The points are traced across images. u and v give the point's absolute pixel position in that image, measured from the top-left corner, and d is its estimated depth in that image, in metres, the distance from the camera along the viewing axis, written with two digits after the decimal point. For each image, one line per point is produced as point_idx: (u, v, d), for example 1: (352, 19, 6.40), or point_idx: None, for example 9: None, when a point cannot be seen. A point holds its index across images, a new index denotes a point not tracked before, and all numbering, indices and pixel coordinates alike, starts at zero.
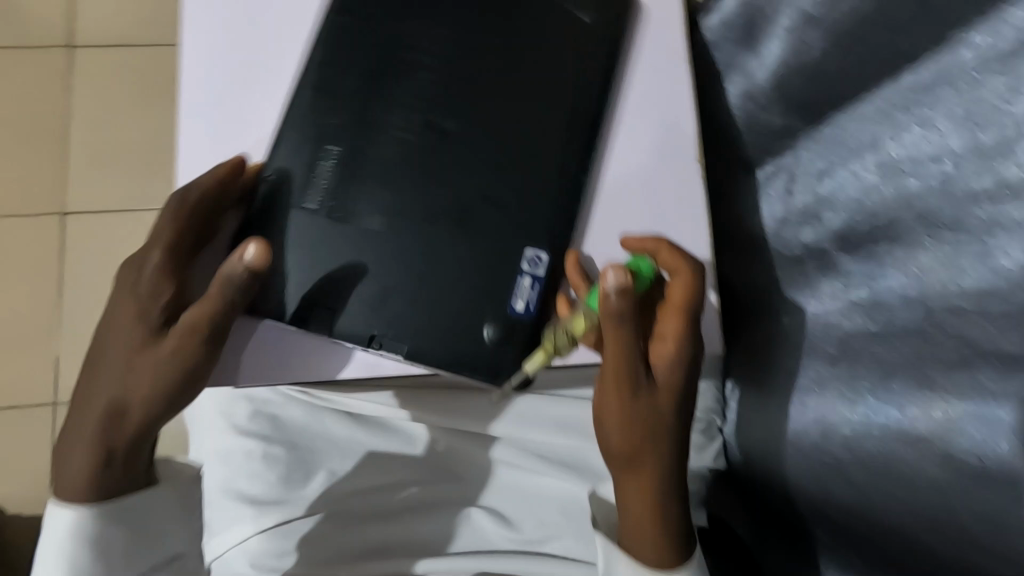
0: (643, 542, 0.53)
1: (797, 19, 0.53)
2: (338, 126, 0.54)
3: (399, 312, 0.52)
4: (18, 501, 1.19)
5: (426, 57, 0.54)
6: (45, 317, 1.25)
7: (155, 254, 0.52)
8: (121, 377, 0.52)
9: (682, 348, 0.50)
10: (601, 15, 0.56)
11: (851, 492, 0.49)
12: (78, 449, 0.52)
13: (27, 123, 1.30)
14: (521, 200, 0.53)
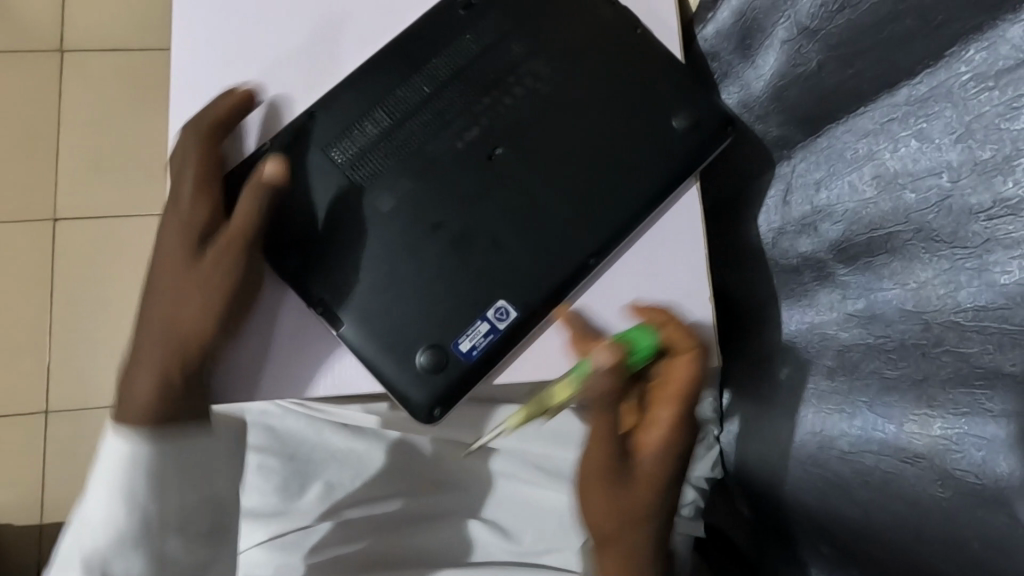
0: None
1: (792, 31, 0.52)
2: (396, 94, 0.54)
3: (365, 294, 0.51)
4: (10, 511, 1.18)
5: (528, 65, 0.54)
6: (35, 325, 1.24)
7: (185, 182, 0.51)
8: (173, 304, 0.50)
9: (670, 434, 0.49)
10: (693, 116, 0.54)
11: (854, 508, 0.49)
12: (141, 384, 0.50)
13: (15, 128, 1.29)
14: (533, 223, 0.52)
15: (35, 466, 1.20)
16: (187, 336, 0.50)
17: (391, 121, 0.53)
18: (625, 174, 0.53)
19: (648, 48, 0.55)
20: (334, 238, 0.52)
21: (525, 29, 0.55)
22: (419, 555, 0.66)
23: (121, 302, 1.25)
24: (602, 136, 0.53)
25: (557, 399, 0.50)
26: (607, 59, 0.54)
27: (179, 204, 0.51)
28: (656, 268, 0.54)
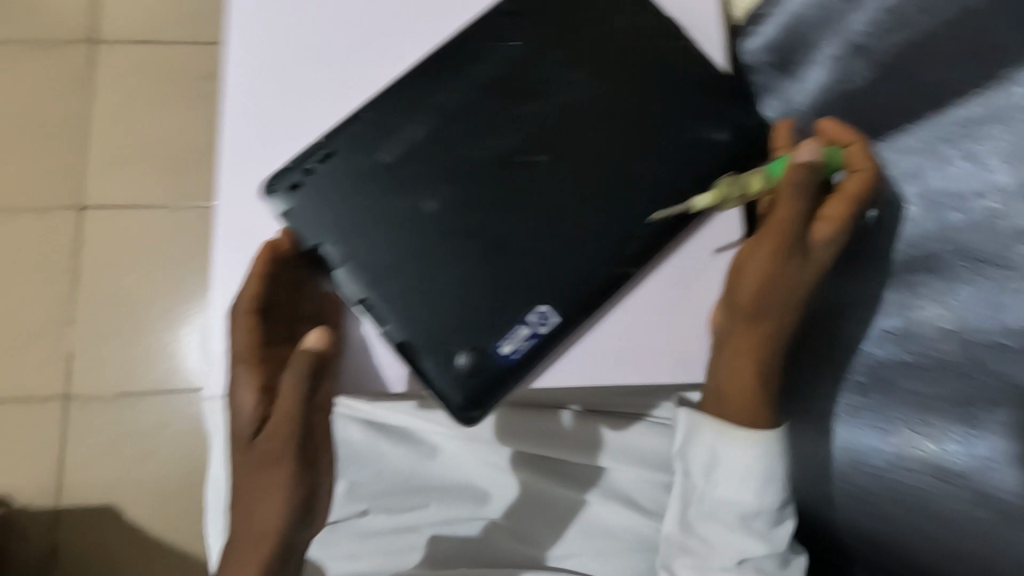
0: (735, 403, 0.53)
1: (844, 48, 0.52)
2: (438, 97, 0.54)
3: (406, 292, 0.51)
4: (27, 493, 1.20)
5: (569, 77, 0.54)
6: (58, 310, 1.25)
7: (239, 365, 0.50)
8: (255, 495, 0.50)
9: (840, 236, 0.48)
10: (737, 132, 0.54)
11: (880, 524, 0.51)
12: (240, 573, 0.51)
13: (45, 116, 1.30)
14: (575, 232, 0.51)
15: (55, 450, 1.21)
16: (273, 527, 0.50)
17: (434, 123, 0.53)
18: (664, 190, 0.52)
19: (694, 65, 0.55)
20: (377, 236, 0.51)
21: (568, 39, 0.55)
22: (447, 552, 0.69)
23: (143, 292, 1.26)
24: (645, 149, 0.53)
25: (753, 186, 0.50)
26: (649, 72, 0.55)
27: (235, 397, 0.50)
28: (690, 281, 0.54)
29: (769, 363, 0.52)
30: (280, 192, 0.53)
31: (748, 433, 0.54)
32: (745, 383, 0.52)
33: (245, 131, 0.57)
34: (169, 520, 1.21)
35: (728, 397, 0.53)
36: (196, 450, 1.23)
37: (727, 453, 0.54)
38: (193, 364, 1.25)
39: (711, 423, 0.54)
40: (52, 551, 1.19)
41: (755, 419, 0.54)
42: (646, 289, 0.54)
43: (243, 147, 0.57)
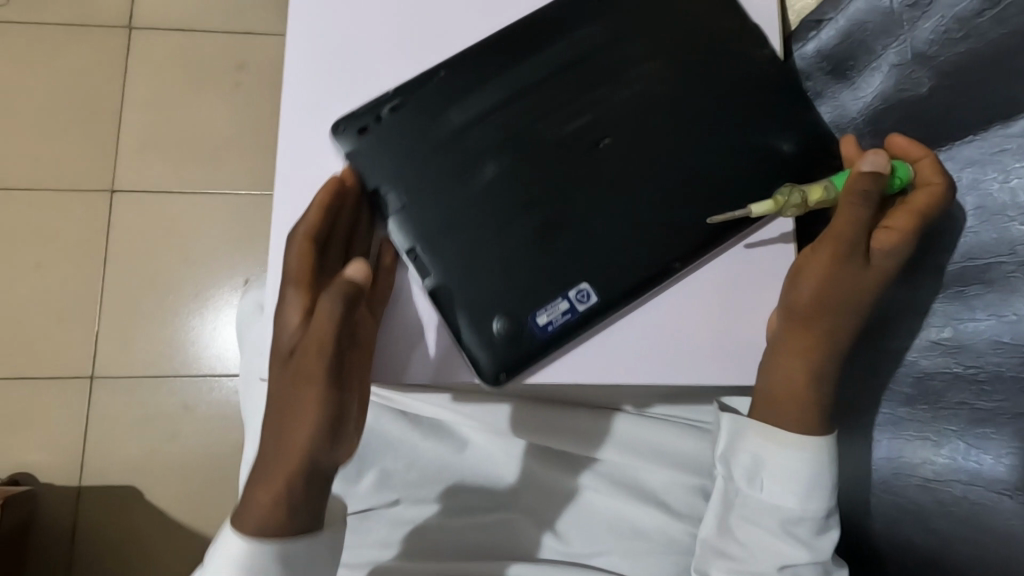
0: (784, 412, 0.53)
1: (906, 55, 0.50)
2: (511, 71, 0.54)
3: (455, 257, 0.51)
4: (49, 470, 1.21)
5: (640, 64, 0.54)
6: (87, 291, 1.26)
7: (287, 286, 0.50)
8: (278, 415, 0.48)
9: (903, 246, 0.47)
10: (802, 143, 0.53)
11: (929, 538, 0.49)
12: (258, 493, 0.49)
13: (80, 100, 1.32)
14: (623, 218, 0.52)
15: (78, 430, 1.22)
16: (292, 451, 0.47)
17: (504, 94, 0.54)
18: (723, 192, 0.52)
19: (757, 64, 0.55)
20: (432, 196, 0.52)
21: (639, 30, 0.55)
22: (471, 547, 0.67)
23: (170, 276, 1.28)
24: (704, 146, 0.53)
25: (816, 196, 0.50)
26: (717, 67, 0.54)
27: (277, 314, 0.50)
28: (742, 284, 0.55)
29: (823, 372, 0.51)
30: (348, 133, 0.54)
31: (797, 438, 0.53)
32: (795, 386, 0.51)
33: (299, 116, 0.57)
34: (188, 502, 1.22)
35: (779, 402, 0.52)
36: (217, 435, 1.24)
37: (771, 454, 0.54)
38: (216, 349, 1.27)
39: (758, 425, 0.54)
40: (72, 530, 1.20)
41: (804, 427, 0.53)
42: (700, 288, 0.54)
43: (298, 132, 0.57)
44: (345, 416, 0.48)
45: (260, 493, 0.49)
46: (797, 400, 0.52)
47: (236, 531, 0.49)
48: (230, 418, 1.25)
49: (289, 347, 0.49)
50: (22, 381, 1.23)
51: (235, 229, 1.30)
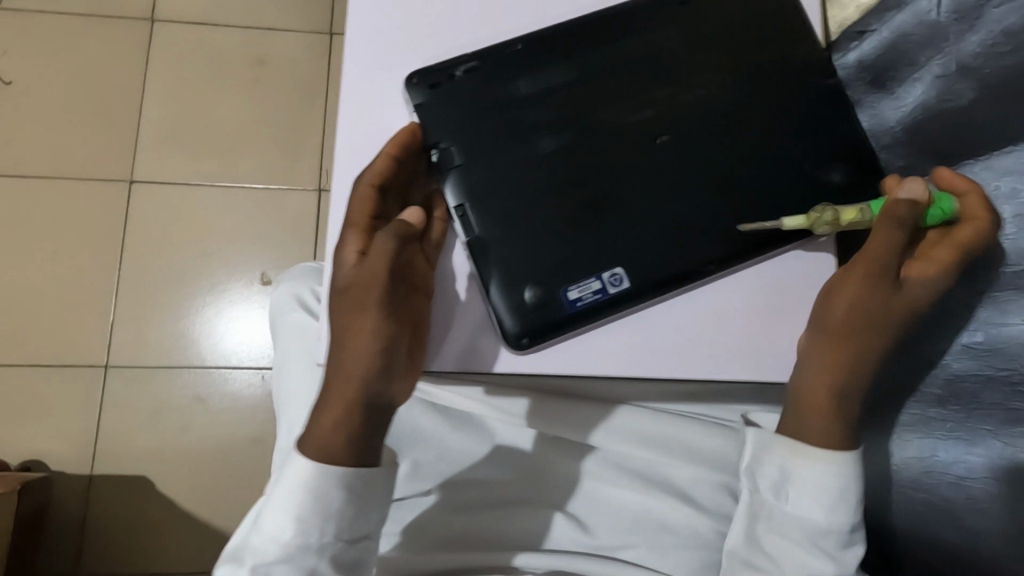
0: (810, 425, 0.53)
1: (950, 67, 0.52)
2: (589, 50, 0.53)
3: (497, 224, 0.51)
4: (60, 460, 1.19)
5: (712, 66, 0.53)
6: (102, 280, 1.25)
7: (346, 228, 0.52)
8: (336, 346, 0.51)
9: (939, 278, 0.49)
10: (852, 175, 0.52)
11: (961, 534, 0.51)
12: (319, 418, 0.52)
13: (99, 89, 1.31)
14: (665, 209, 0.51)
15: (90, 419, 1.21)
16: (351, 379, 0.50)
17: (576, 74, 0.53)
18: (766, 199, 0.51)
19: (826, 70, 0.54)
20: (485, 160, 0.52)
21: (712, 29, 0.54)
22: (493, 536, 0.69)
23: (187, 267, 1.27)
24: (758, 156, 0.52)
25: (850, 215, 0.49)
26: (783, 75, 0.53)
27: (336, 253, 0.52)
28: (786, 286, 0.54)
29: (855, 388, 0.52)
30: (419, 87, 0.53)
31: (830, 453, 0.52)
32: (825, 401, 0.52)
33: (344, 98, 0.56)
34: (200, 494, 1.20)
35: (805, 414, 0.53)
36: (230, 427, 1.23)
37: (798, 468, 0.53)
38: (231, 342, 1.25)
39: (787, 439, 0.54)
40: (81, 520, 1.18)
41: (832, 439, 0.52)
42: (744, 288, 0.54)
43: (347, 114, 0.56)
44: (401, 347, 0.50)
45: (322, 417, 0.52)
46: (823, 415, 0.52)
47: (299, 452, 0.53)
48: (243, 411, 1.23)
49: (346, 283, 0.51)
50: (35, 368, 1.22)
51: (253, 221, 1.28)
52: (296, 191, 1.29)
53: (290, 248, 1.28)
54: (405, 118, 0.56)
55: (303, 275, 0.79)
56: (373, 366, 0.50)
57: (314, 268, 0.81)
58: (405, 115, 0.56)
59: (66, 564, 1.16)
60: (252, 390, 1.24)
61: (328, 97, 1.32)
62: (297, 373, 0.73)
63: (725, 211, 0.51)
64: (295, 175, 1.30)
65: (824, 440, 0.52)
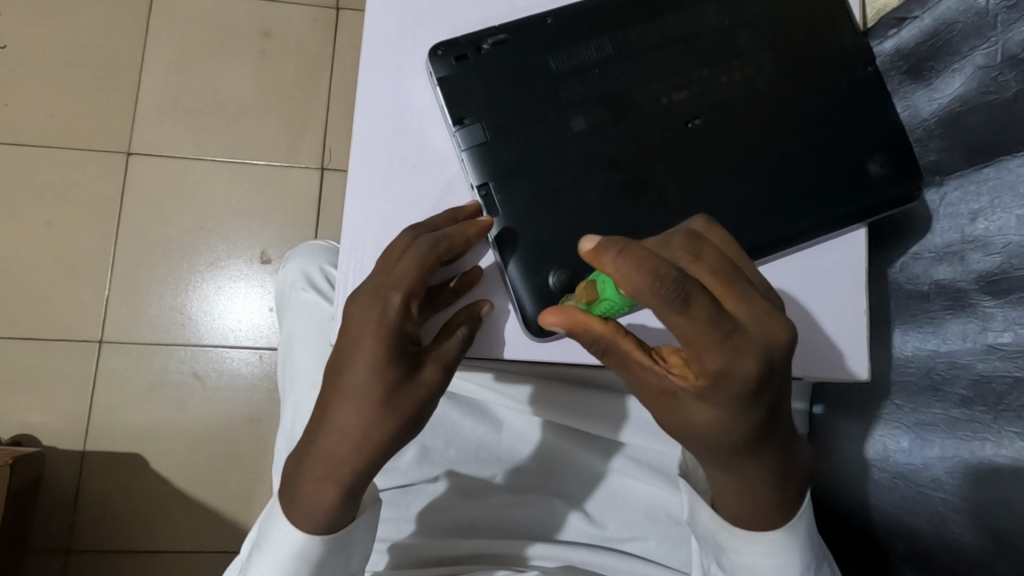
0: (727, 500, 0.50)
1: (995, 58, 0.50)
2: (626, 27, 0.51)
3: (523, 206, 0.49)
4: (53, 434, 1.17)
5: (753, 48, 0.51)
6: (99, 253, 1.22)
7: (396, 298, 0.46)
8: (366, 424, 0.46)
9: (716, 379, 0.39)
10: (892, 167, 0.51)
11: (983, 538, 0.50)
12: (314, 483, 0.49)
13: (98, 57, 1.27)
14: (699, 195, 0.49)
15: (83, 393, 1.19)
16: (372, 454, 0.47)
17: (611, 50, 0.51)
18: (801, 192, 0.50)
19: (867, 57, 0.52)
20: (515, 136, 0.50)
21: (753, 11, 0.52)
22: (502, 525, 0.68)
23: (186, 242, 1.24)
24: (795, 145, 0.50)
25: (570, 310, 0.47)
26: (825, 61, 0.52)
27: (383, 325, 0.45)
28: (815, 275, 0.52)
29: (755, 483, 0.47)
30: (446, 59, 0.51)
31: (754, 534, 0.50)
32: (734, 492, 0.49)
33: (364, 71, 0.54)
34: (196, 473, 1.18)
35: (723, 496, 0.50)
36: (227, 406, 1.21)
37: (733, 553, 0.51)
38: (230, 321, 1.23)
39: (712, 516, 0.51)
40: (74, 496, 1.17)
41: (743, 517, 0.50)
42: (777, 275, 0.52)
43: (368, 86, 0.54)
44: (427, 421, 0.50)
45: (332, 485, 0.48)
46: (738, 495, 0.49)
47: (299, 524, 0.50)
48: (241, 390, 1.21)
49: (400, 367, 0.46)
50: (28, 341, 1.19)
51: (255, 199, 1.26)
52: (297, 168, 1.26)
53: (292, 226, 1.25)
54: (427, 91, 0.54)
55: (312, 254, 0.78)
56: (402, 441, 0.48)
57: (325, 247, 0.79)
58: (427, 88, 0.54)
59: (58, 540, 1.15)
60: (250, 368, 1.22)
61: (334, 73, 1.29)
62: (304, 353, 0.71)
63: (757, 201, 0.50)
64: (298, 153, 1.27)
65: (742, 514, 0.50)
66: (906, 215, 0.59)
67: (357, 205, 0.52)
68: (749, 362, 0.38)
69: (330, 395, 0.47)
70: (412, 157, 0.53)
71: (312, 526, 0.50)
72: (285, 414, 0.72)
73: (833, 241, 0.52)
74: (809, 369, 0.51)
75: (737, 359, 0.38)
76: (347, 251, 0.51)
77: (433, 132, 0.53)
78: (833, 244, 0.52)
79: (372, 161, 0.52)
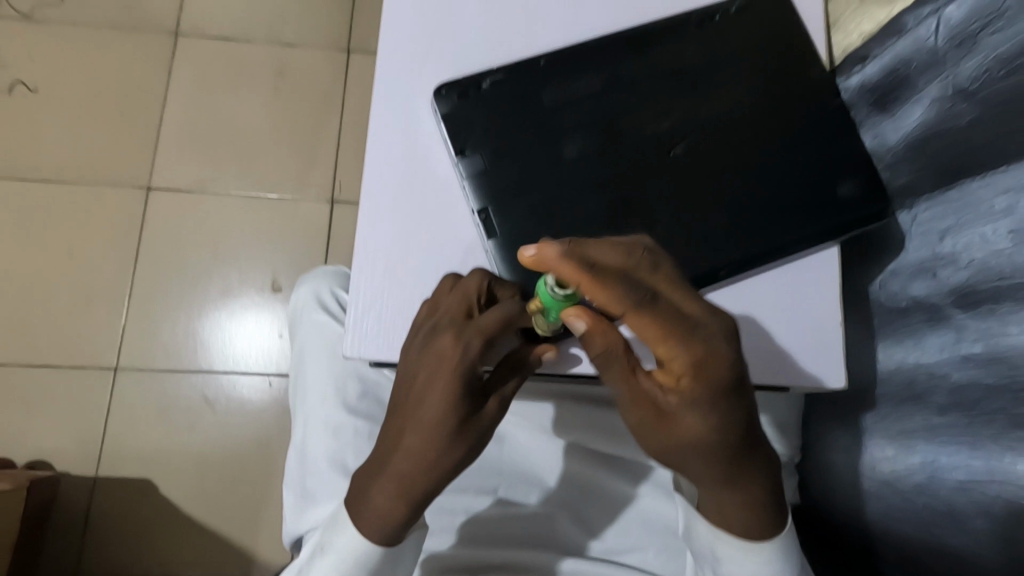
0: (731, 520, 0.51)
1: (947, 90, 0.54)
2: (614, 66, 0.57)
3: (521, 227, 0.54)
4: (67, 459, 1.20)
5: (728, 83, 0.57)
6: (117, 282, 1.28)
7: (476, 341, 0.47)
8: (435, 451, 0.48)
9: (697, 383, 0.43)
10: (862, 190, 0.55)
11: (963, 540, 0.52)
12: (381, 497, 0.51)
13: (123, 99, 1.35)
14: (683, 216, 0.54)
15: (97, 418, 1.22)
16: (439, 476, 0.49)
17: (600, 87, 0.56)
18: (777, 213, 0.54)
19: (833, 90, 0.57)
20: (513, 164, 0.55)
21: (728, 52, 0.57)
22: (508, 536, 0.69)
23: (201, 270, 1.29)
24: (770, 170, 0.55)
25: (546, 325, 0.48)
26: (795, 94, 0.57)
27: (461, 366, 0.47)
28: (791, 288, 0.56)
29: (751, 496, 0.50)
30: (449, 96, 0.57)
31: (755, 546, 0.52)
32: (734, 509, 0.50)
33: (375, 108, 0.59)
34: (205, 496, 1.21)
35: (723, 513, 0.51)
36: (237, 430, 1.23)
37: (727, 561, 0.53)
38: (241, 347, 1.27)
39: (709, 526, 0.53)
40: (84, 521, 1.19)
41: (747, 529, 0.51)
42: (758, 289, 0.55)
43: (379, 121, 0.59)
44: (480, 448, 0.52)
45: (398, 501, 0.51)
46: (736, 510, 0.50)
47: (362, 534, 0.53)
48: (250, 415, 1.24)
49: (470, 403, 0.48)
50: (46, 367, 1.23)
51: (266, 228, 1.31)
52: (310, 200, 1.32)
53: (303, 254, 1.30)
54: (431, 124, 0.59)
55: (323, 277, 0.82)
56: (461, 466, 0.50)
57: (335, 271, 0.84)
58: (431, 122, 0.59)
59: (67, 565, 1.16)
60: (259, 394, 1.25)
61: (346, 110, 1.37)
62: (315, 370, 0.75)
63: (736, 223, 0.54)
64: (311, 185, 1.33)
65: (743, 526, 0.51)
66: (884, 235, 0.63)
67: (368, 228, 0.56)
68: (717, 356, 0.42)
69: (400, 421, 0.49)
70: (419, 185, 0.57)
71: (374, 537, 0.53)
72: (296, 429, 0.75)
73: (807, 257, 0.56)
74: (792, 377, 0.54)
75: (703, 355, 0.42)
76: (359, 269, 0.56)
77: (437, 161, 0.58)
78: (806, 261, 0.56)
79: (383, 188, 0.57)
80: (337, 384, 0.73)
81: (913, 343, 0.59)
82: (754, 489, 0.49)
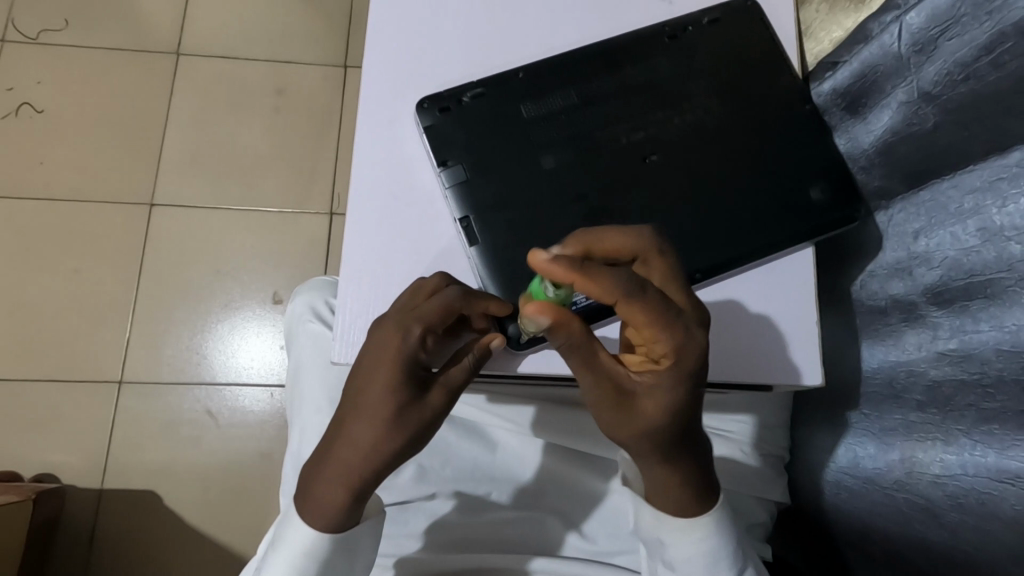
0: (668, 498, 0.54)
1: (913, 94, 0.56)
2: (588, 79, 0.59)
3: (502, 236, 0.55)
4: (72, 473, 1.22)
5: (700, 92, 0.58)
6: (122, 297, 1.30)
7: (416, 330, 0.49)
8: (376, 438, 0.50)
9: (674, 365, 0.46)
10: (831, 193, 0.56)
11: (942, 533, 0.53)
12: (326, 485, 0.52)
13: (125, 118, 1.39)
14: (658, 221, 0.55)
15: (103, 431, 1.24)
16: (382, 464, 0.51)
17: (575, 98, 0.58)
18: (750, 216, 0.56)
19: (804, 97, 0.59)
20: (492, 175, 0.57)
21: (700, 63, 0.59)
22: (500, 540, 0.71)
23: (203, 285, 1.32)
24: (742, 175, 0.56)
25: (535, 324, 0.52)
26: (766, 102, 0.58)
27: (401, 353, 0.49)
28: (768, 291, 0.57)
29: (688, 479, 0.52)
30: (431, 110, 0.59)
31: (691, 528, 0.54)
32: (669, 490, 0.53)
33: (361, 123, 0.62)
34: (208, 507, 1.22)
35: (661, 491, 0.54)
36: (240, 441, 1.25)
37: (674, 546, 0.55)
38: (243, 360, 1.29)
39: (652, 511, 0.55)
40: (90, 534, 1.20)
41: (681, 508, 0.54)
42: (734, 292, 0.57)
43: (364, 135, 0.61)
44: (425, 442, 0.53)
45: (340, 489, 0.52)
46: (673, 488, 0.53)
47: (308, 521, 0.54)
48: (252, 428, 1.26)
49: (411, 390, 0.50)
50: (52, 382, 1.26)
51: (267, 243, 1.34)
52: (309, 214, 1.35)
53: (303, 267, 1.33)
54: (414, 138, 0.61)
55: (317, 289, 0.84)
56: (402, 456, 0.51)
57: (328, 282, 0.85)
58: (415, 135, 0.61)
59: None
60: (261, 407, 1.27)
61: (343, 125, 1.40)
62: (310, 379, 0.77)
63: (709, 226, 0.55)
64: (310, 200, 1.36)
65: (680, 506, 0.54)
66: (861, 236, 0.64)
67: (354, 240, 0.58)
68: (692, 338, 0.46)
69: (344, 409, 0.51)
70: (402, 196, 0.59)
71: (319, 523, 0.54)
72: (292, 437, 0.77)
73: (780, 261, 0.57)
74: (769, 377, 0.56)
75: (686, 336, 0.45)
76: (345, 279, 0.57)
77: (421, 173, 0.60)
78: (781, 265, 0.57)
79: (368, 199, 0.59)
80: (330, 393, 0.75)
81: (891, 342, 0.60)
82: (682, 472, 0.51)
